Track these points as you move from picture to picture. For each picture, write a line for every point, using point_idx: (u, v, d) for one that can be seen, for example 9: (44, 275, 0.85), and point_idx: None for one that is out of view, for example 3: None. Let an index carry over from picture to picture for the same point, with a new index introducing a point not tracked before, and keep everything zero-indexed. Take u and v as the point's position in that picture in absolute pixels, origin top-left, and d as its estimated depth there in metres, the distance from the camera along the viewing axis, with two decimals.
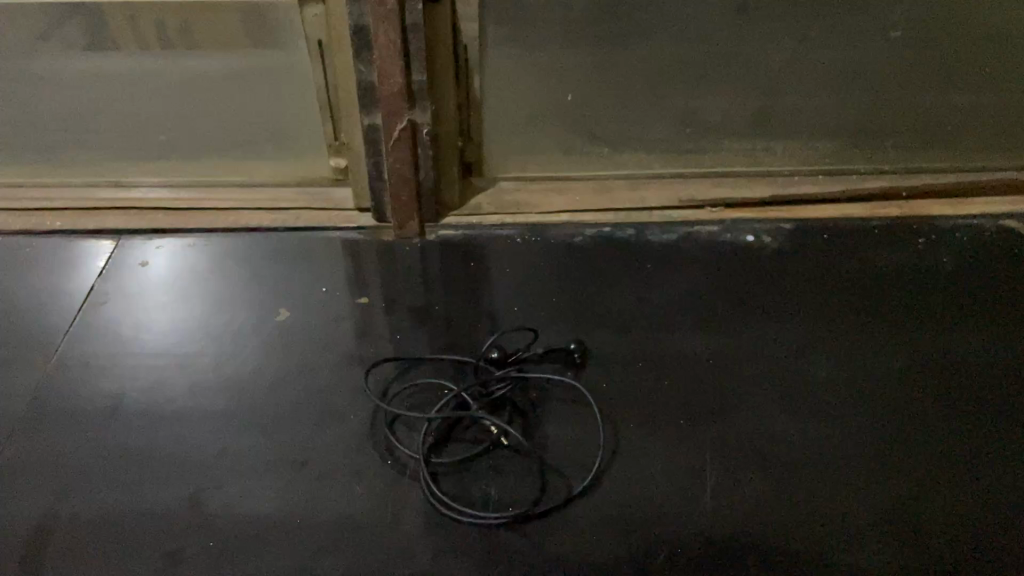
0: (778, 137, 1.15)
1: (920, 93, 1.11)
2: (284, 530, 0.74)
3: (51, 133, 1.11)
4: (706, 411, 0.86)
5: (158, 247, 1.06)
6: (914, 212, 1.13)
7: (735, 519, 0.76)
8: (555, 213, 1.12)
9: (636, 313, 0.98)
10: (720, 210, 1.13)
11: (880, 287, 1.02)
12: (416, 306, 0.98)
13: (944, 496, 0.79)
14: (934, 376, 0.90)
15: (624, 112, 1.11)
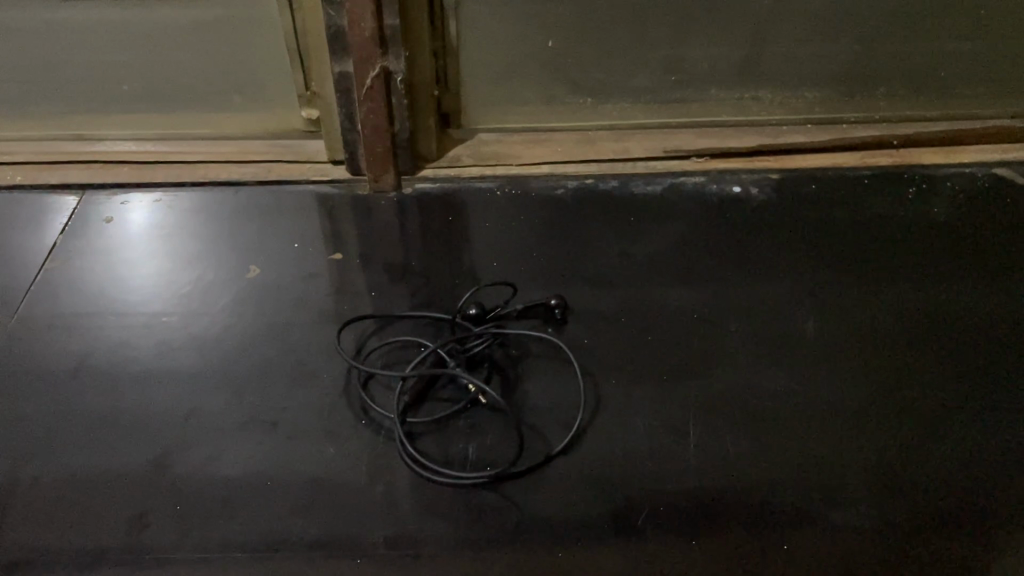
0: (766, 84, 1.11)
1: (913, 36, 1.07)
2: (256, 492, 0.73)
3: (10, 86, 1.07)
4: (682, 365, 0.84)
5: (124, 202, 1.04)
6: (906, 160, 1.10)
7: (714, 477, 0.74)
8: (535, 165, 1.08)
9: (615, 265, 0.95)
10: (704, 159, 1.10)
11: (870, 236, 0.99)
12: (390, 260, 0.96)
13: (933, 451, 0.77)
14: (923, 328, 0.88)
15: (607, 60, 1.07)
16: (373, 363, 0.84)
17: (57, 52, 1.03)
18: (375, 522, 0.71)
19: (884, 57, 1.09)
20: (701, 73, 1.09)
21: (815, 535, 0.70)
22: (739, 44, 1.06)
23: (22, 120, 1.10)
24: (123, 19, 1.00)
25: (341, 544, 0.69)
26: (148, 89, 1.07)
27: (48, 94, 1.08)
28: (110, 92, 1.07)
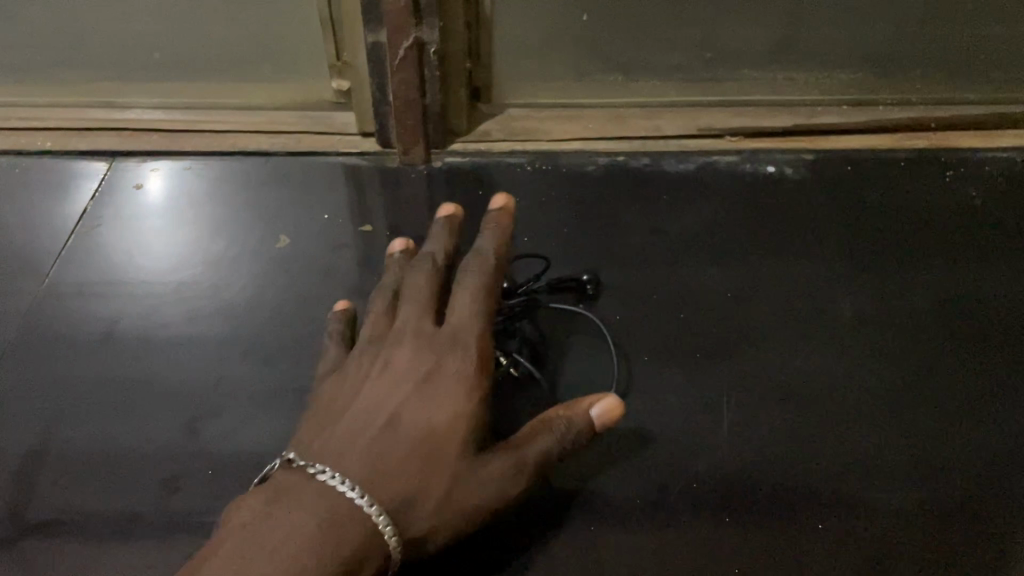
0: (802, 64, 1.09)
1: (954, 18, 1.05)
2: None
3: (42, 52, 1.07)
4: (713, 342, 0.84)
5: (153, 169, 1.03)
6: (942, 144, 1.07)
7: (750, 454, 0.76)
8: (566, 141, 1.07)
9: (647, 244, 0.95)
10: (739, 138, 1.08)
11: (904, 218, 0.97)
12: (420, 234, 0.95)
13: (966, 437, 0.77)
14: (957, 313, 0.87)
15: (641, 37, 1.06)
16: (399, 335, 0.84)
17: (89, 19, 1.03)
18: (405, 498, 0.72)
19: (924, 39, 1.07)
20: (736, 51, 1.08)
21: (847, 512, 0.72)
22: (777, 23, 1.05)
23: (52, 86, 1.10)
24: None
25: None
26: (178, 58, 1.07)
27: (78, 60, 1.07)
28: (140, 59, 1.07)
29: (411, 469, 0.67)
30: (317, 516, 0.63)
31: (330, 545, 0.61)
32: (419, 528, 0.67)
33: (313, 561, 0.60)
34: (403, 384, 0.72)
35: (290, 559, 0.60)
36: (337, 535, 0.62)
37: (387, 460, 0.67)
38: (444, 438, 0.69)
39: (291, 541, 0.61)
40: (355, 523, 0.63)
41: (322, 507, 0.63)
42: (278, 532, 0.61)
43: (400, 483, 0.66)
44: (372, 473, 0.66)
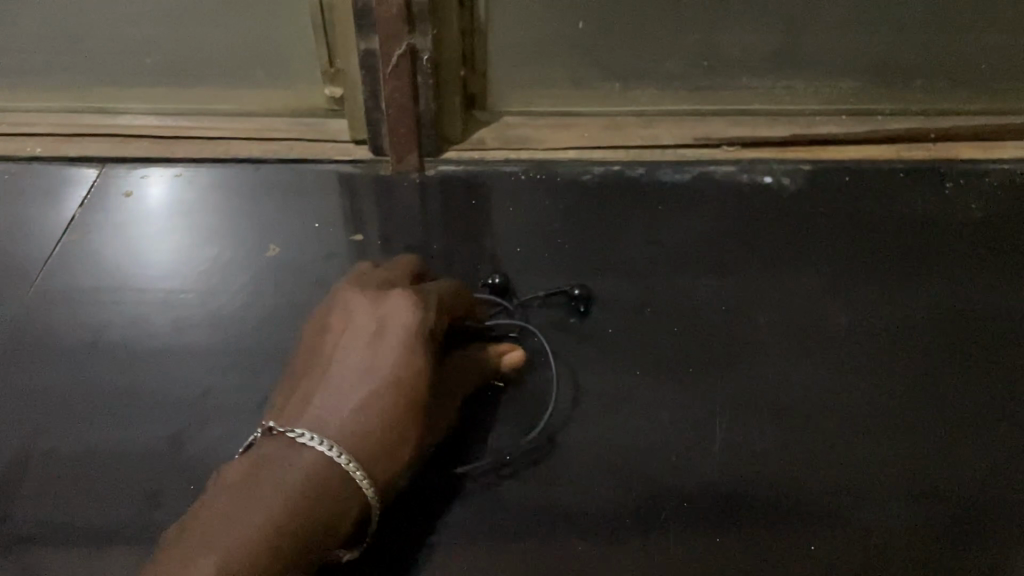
0: (801, 73, 1.08)
1: (954, 28, 1.03)
2: None
3: (33, 56, 1.06)
4: (705, 359, 0.85)
5: (144, 176, 1.02)
6: (942, 155, 1.05)
7: (741, 472, 0.77)
8: (562, 150, 1.06)
9: (641, 256, 0.94)
10: (736, 147, 1.06)
11: (903, 231, 0.95)
12: (412, 244, 0.94)
13: (956, 457, 0.78)
14: (953, 330, 0.87)
15: (638, 46, 1.05)
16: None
17: (80, 24, 1.02)
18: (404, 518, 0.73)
19: (924, 48, 1.05)
20: (735, 59, 1.06)
21: (837, 532, 0.73)
22: (775, 31, 1.03)
23: (44, 91, 1.09)
24: None
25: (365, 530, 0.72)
26: (171, 64, 1.06)
27: (69, 65, 1.07)
28: (132, 65, 1.06)
29: (385, 417, 0.69)
30: (299, 470, 0.65)
31: (317, 498, 0.64)
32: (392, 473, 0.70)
33: (303, 515, 0.63)
34: (366, 334, 0.74)
35: (281, 516, 0.62)
36: (325, 488, 0.64)
37: (361, 411, 0.69)
38: (414, 387, 0.72)
39: (280, 499, 0.63)
40: (338, 477, 0.66)
41: (302, 463, 0.65)
42: (265, 491, 0.63)
43: (376, 433, 0.68)
44: (348, 424, 0.68)
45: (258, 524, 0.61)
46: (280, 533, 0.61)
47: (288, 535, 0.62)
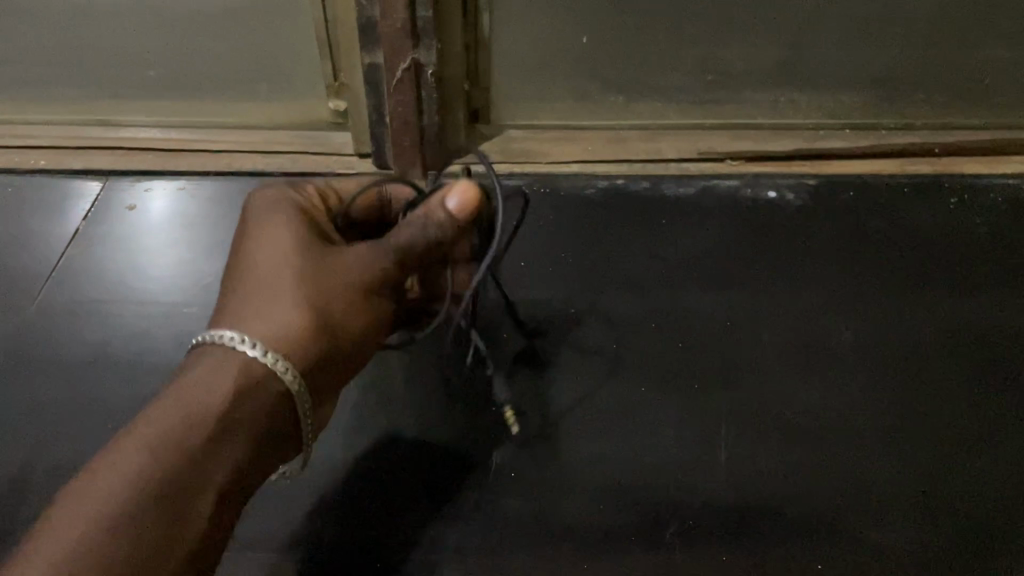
0: (804, 87, 1.08)
1: (958, 42, 1.03)
2: (277, 489, 0.77)
3: (36, 68, 1.06)
4: (709, 375, 0.85)
5: (148, 189, 1.02)
6: (947, 169, 1.04)
7: (745, 490, 0.77)
8: (565, 163, 1.06)
9: (644, 270, 0.94)
10: (741, 161, 1.05)
11: (906, 248, 0.95)
12: None
13: (958, 477, 0.78)
14: (956, 347, 0.87)
15: (642, 61, 1.05)
16: (397, 374, 0.86)
17: (83, 37, 1.02)
18: (410, 532, 0.74)
19: (927, 63, 1.05)
20: (738, 73, 1.06)
21: (840, 552, 0.73)
22: (778, 46, 1.03)
23: (46, 102, 1.09)
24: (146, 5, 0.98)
25: (373, 548, 0.73)
26: (174, 77, 1.06)
27: (72, 77, 1.07)
28: (136, 77, 1.06)
29: (303, 315, 0.69)
30: (176, 422, 0.63)
31: (203, 430, 0.63)
32: (318, 371, 0.70)
33: (188, 460, 0.62)
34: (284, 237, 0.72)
35: (166, 471, 0.61)
36: (210, 429, 0.63)
37: (276, 316, 0.68)
38: (329, 282, 0.71)
39: (158, 453, 0.61)
40: (263, 382, 0.66)
41: (178, 411, 0.63)
42: (139, 452, 0.61)
43: (295, 333, 0.68)
44: (267, 331, 0.67)
45: (144, 483, 0.60)
46: (170, 484, 0.61)
47: (178, 475, 0.61)
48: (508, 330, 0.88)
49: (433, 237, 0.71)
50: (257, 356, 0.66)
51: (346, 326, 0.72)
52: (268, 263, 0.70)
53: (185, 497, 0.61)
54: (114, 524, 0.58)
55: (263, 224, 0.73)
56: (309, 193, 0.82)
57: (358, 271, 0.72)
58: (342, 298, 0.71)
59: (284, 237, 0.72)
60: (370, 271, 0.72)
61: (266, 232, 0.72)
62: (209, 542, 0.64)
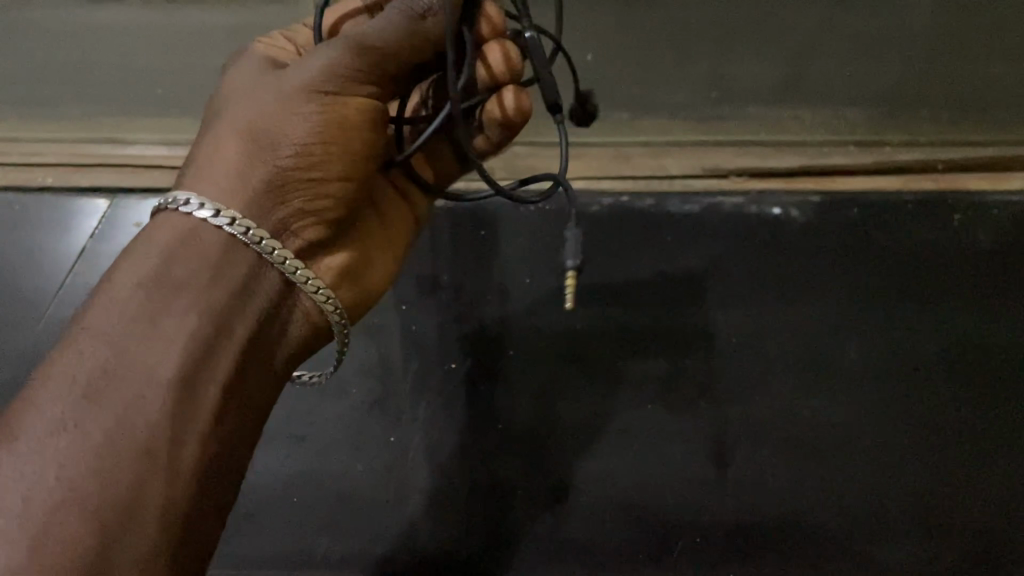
0: (808, 104, 1.08)
1: (958, 59, 1.05)
2: (282, 505, 0.79)
3: (50, 85, 1.09)
4: (716, 391, 0.85)
5: (154, 207, 1.02)
6: (950, 185, 1.03)
7: (751, 506, 0.77)
8: (570, 179, 1.06)
9: (650, 285, 0.94)
10: (745, 177, 1.05)
11: (911, 266, 0.95)
12: (422, 274, 0.95)
13: (964, 494, 0.78)
14: (960, 363, 0.87)
15: (646, 78, 1.08)
16: (406, 395, 0.86)
17: (101, 51, 1.07)
18: (423, 544, 0.76)
19: (928, 79, 1.06)
20: (742, 89, 1.07)
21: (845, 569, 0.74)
22: (780, 60, 1.05)
23: (52, 119, 1.10)
24: (162, 21, 1.05)
25: (384, 568, 0.75)
26: (181, 95, 1.07)
27: (84, 94, 1.09)
28: (145, 94, 1.08)
29: (245, 154, 0.58)
30: (134, 301, 0.53)
31: (157, 312, 0.53)
32: (272, 203, 0.59)
33: (161, 338, 0.53)
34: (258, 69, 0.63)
35: (136, 352, 0.52)
36: (190, 298, 0.55)
37: (217, 155, 0.58)
38: (277, 107, 0.58)
39: (123, 341, 0.52)
40: (231, 254, 0.57)
41: (135, 287, 0.54)
42: (95, 343, 0.51)
43: (240, 175, 0.58)
44: (207, 182, 0.58)
45: (106, 376, 0.50)
46: (138, 370, 0.51)
47: (137, 331, 0.52)
48: (515, 349, 0.89)
49: (417, 10, 0.55)
50: (210, 220, 0.56)
51: (309, 150, 0.58)
52: (230, 95, 0.61)
53: (218, 356, 0.56)
54: (67, 424, 0.48)
55: (242, 58, 0.64)
56: (300, 33, 0.71)
57: (308, 74, 0.57)
58: (294, 121, 0.57)
59: (254, 66, 0.63)
60: (329, 72, 0.57)
61: (240, 65, 0.64)
62: (226, 430, 0.56)
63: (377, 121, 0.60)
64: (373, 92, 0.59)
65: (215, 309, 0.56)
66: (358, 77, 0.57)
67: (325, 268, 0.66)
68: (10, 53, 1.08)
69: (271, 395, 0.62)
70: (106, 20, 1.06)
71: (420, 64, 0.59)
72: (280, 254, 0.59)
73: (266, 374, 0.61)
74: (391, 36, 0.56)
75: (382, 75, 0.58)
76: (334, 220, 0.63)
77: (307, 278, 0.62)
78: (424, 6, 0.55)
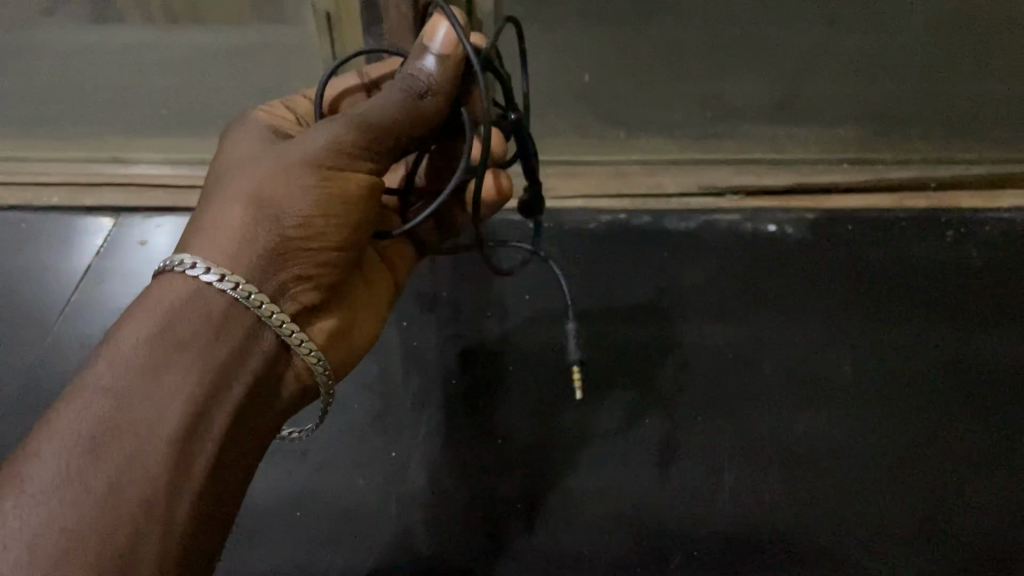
0: (802, 123, 1.10)
1: (952, 78, 1.05)
2: (284, 520, 0.80)
3: (57, 106, 1.11)
4: (714, 405, 0.86)
5: (158, 226, 1.04)
6: (943, 202, 1.05)
7: (749, 519, 0.78)
8: (569, 197, 1.07)
9: (648, 301, 0.95)
10: (741, 196, 1.06)
11: (904, 282, 0.96)
12: (423, 292, 0.97)
13: (959, 507, 0.79)
14: (955, 377, 0.88)
15: (643, 98, 1.08)
16: (406, 409, 0.87)
17: (106, 74, 1.08)
18: (423, 558, 0.77)
19: (922, 98, 1.07)
20: (737, 108, 1.08)
21: None
22: (775, 80, 1.06)
23: (60, 140, 1.12)
24: (164, 43, 1.06)
25: None
26: (186, 115, 1.09)
27: (89, 115, 1.11)
28: (150, 115, 1.10)
29: (247, 219, 0.57)
30: (136, 355, 0.52)
31: (158, 370, 0.52)
32: (273, 269, 0.58)
33: (162, 396, 0.51)
34: (253, 141, 0.63)
35: (137, 409, 0.50)
36: (192, 356, 0.53)
37: (219, 219, 0.57)
38: (279, 176, 0.58)
39: (124, 397, 0.50)
40: (232, 316, 0.56)
41: (138, 341, 0.52)
42: (96, 398, 0.50)
43: (243, 239, 0.57)
44: (209, 245, 0.56)
45: (108, 433, 0.49)
46: (140, 427, 0.50)
47: (137, 391, 0.51)
48: (515, 364, 0.90)
49: (419, 90, 0.58)
50: (214, 282, 0.55)
51: (310, 221, 0.58)
52: (231, 164, 0.61)
53: (215, 415, 0.54)
54: (67, 482, 0.47)
55: (242, 126, 0.65)
56: (298, 101, 0.75)
57: (311, 146, 0.57)
58: (295, 192, 0.57)
59: (255, 137, 0.63)
60: (332, 145, 0.57)
61: (240, 135, 0.64)
62: (218, 488, 0.55)
63: (374, 193, 0.61)
64: (372, 166, 0.60)
65: (216, 366, 0.54)
66: (359, 150, 0.58)
67: (317, 331, 0.65)
68: (16, 78, 1.10)
69: (262, 451, 0.61)
70: (107, 43, 1.07)
71: (416, 138, 0.61)
72: (277, 317, 0.58)
73: (259, 430, 0.60)
74: (391, 112, 0.58)
75: (382, 148, 0.59)
76: (330, 286, 0.63)
77: (303, 340, 0.60)
78: (423, 86, 0.58)
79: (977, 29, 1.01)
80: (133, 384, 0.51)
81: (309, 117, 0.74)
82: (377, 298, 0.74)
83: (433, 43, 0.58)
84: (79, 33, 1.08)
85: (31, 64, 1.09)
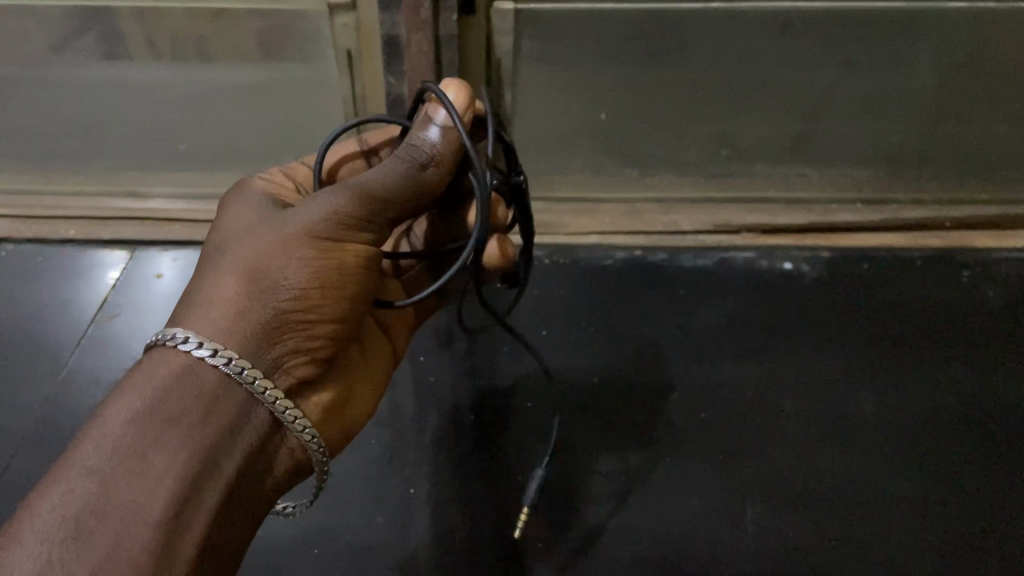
0: (815, 163, 1.11)
1: (968, 122, 1.05)
2: (299, 555, 0.79)
3: (67, 140, 1.09)
4: (735, 444, 0.85)
5: (173, 259, 1.04)
6: (957, 243, 1.06)
7: (772, 560, 0.77)
8: (584, 235, 1.08)
9: (666, 338, 0.95)
10: (755, 234, 1.08)
11: (920, 320, 0.97)
12: (439, 329, 0.97)
13: (986, 549, 0.78)
14: (976, 416, 0.88)
15: (658, 138, 1.08)
16: (422, 445, 0.86)
17: (116, 109, 1.05)
18: None
19: (936, 140, 1.07)
20: (751, 147, 1.09)
21: None
22: (789, 123, 1.06)
23: (75, 173, 1.13)
24: (174, 77, 1.01)
25: None
26: (203, 150, 1.10)
27: (104, 149, 1.10)
28: (167, 150, 1.10)
29: (242, 292, 0.56)
30: (123, 437, 0.50)
31: (147, 452, 0.50)
32: (268, 343, 0.56)
33: (150, 477, 0.50)
34: (250, 212, 0.63)
35: (124, 492, 0.49)
36: (180, 434, 0.51)
37: (213, 294, 0.56)
38: (274, 249, 0.57)
39: (111, 479, 0.49)
40: (224, 393, 0.54)
41: (125, 423, 0.50)
42: (81, 481, 0.48)
43: (237, 312, 0.55)
44: (204, 319, 0.55)
45: (95, 518, 0.47)
46: (128, 512, 0.48)
47: (125, 473, 0.49)
48: (532, 401, 0.89)
49: (421, 160, 0.61)
50: (205, 357, 0.53)
51: (307, 293, 0.57)
52: (227, 237, 0.60)
53: (205, 496, 0.52)
54: (49, 569, 0.45)
55: (242, 198, 0.65)
56: (296, 167, 0.75)
57: (308, 219, 0.58)
58: (291, 264, 0.57)
59: (254, 209, 0.63)
60: (329, 218, 0.58)
61: (239, 208, 0.64)
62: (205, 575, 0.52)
63: (372, 264, 0.61)
64: (370, 237, 0.60)
65: (206, 445, 0.52)
66: (356, 223, 0.59)
67: (311, 407, 0.63)
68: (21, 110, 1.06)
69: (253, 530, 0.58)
70: (109, 75, 1.01)
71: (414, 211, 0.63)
72: (272, 393, 0.56)
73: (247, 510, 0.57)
74: (392, 184, 0.60)
75: (379, 221, 0.60)
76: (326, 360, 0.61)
77: (296, 417, 0.58)
78: (425, 155, 0.61)
79: (1003, 75, 0.99)
80: (121, 465, 0.49)
81: (307, 183, 0.74)
82: (373, 370, 0.73)
83: (437, 116, 0.61)
84: (78, 66, 1.01)
85: (29, 93, 1.04)
